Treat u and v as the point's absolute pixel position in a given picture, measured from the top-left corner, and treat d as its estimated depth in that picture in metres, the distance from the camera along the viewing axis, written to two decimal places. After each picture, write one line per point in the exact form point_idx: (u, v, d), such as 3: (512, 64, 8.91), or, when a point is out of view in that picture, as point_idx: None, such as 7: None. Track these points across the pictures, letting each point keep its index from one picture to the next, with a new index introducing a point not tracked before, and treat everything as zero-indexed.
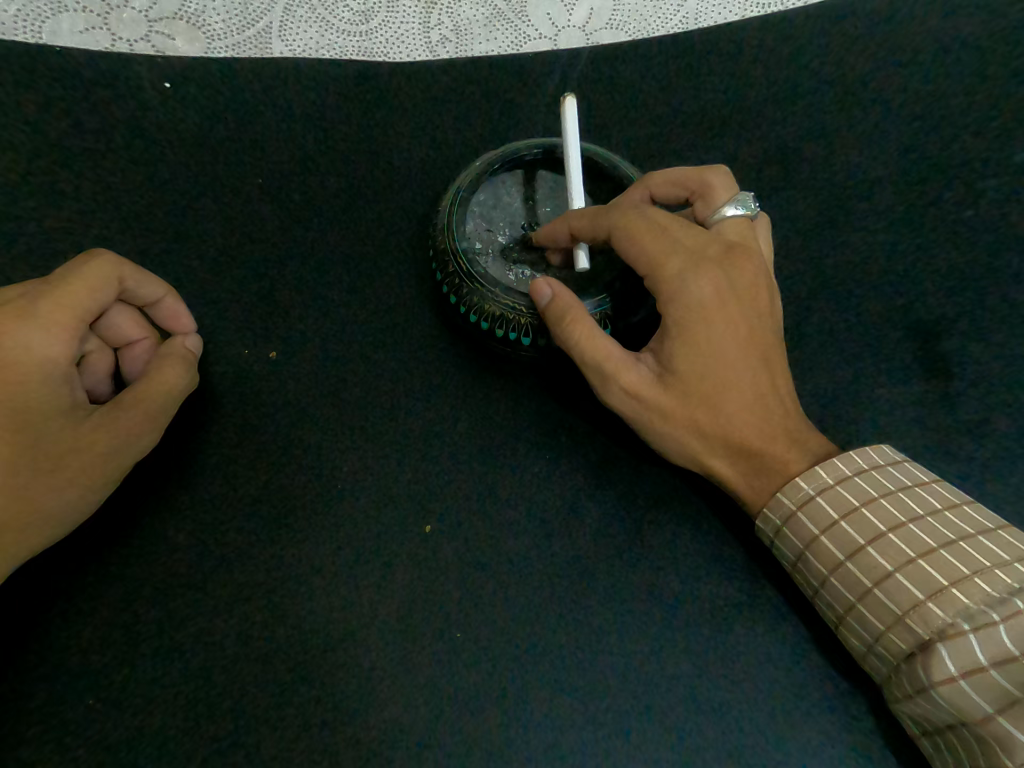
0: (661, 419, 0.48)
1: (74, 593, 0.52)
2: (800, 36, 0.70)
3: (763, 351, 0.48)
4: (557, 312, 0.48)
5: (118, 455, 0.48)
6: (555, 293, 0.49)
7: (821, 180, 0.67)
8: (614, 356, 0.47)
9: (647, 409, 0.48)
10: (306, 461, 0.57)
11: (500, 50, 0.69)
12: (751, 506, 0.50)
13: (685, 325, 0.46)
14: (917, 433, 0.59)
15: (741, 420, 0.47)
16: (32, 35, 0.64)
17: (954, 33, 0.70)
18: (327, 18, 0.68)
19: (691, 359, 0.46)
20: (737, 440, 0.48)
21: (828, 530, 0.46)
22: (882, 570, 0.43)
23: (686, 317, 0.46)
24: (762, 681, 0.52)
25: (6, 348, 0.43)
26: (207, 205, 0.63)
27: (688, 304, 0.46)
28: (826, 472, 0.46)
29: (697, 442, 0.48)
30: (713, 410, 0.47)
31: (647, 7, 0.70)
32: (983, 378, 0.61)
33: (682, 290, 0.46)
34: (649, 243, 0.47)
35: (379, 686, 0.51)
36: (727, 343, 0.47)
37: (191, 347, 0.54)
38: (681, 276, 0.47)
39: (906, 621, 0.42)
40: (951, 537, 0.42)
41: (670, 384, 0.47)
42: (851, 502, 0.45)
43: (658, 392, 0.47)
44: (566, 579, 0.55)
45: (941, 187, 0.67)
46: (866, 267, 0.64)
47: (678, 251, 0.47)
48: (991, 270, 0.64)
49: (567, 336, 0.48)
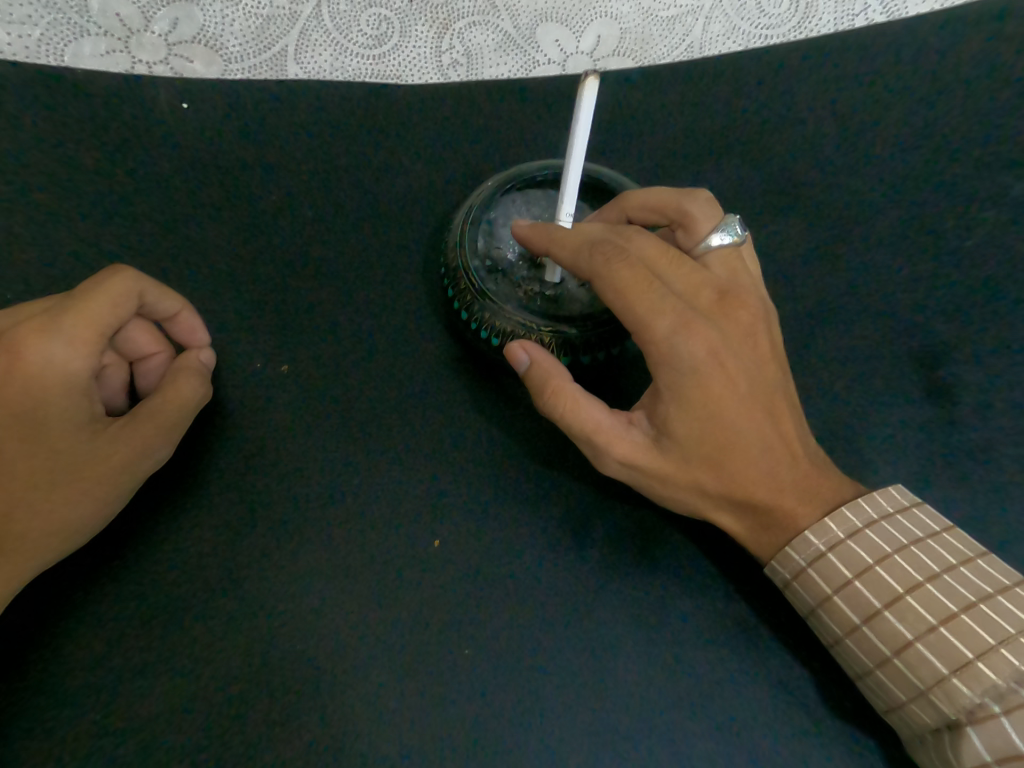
0: (661, 481, 0.48)
1: (83, 608, 0.52)
2: (799, 67, 0.73)
3: (764, 401, 0.48)
4: (538, 382, 0.49)
5: (134, 467, 0.48)
6: (532, 359, 0.50)
7: (819, 209, 0.70)
8: (606, 426, 0.48)
9: (646, 473, 0.49)
10: (315, 475, 0.57)
11: (510, 74, 0.71)
12: (760, 556, 0.51)
13: (678, 386, 0.46)
14: (910, 454, 0.63)
15: (746, 477, 0.48)
16: (55, 58, 0.65)
17: (947, 67, 0.73)
18: (341, 42, 0.69)
19: (688, 424, 0.46)
20: (742, 495, 0.48)
21: (841, 589, 0.47)
22: (903, 638, 0.44)
23: (679, 381, 0.46)
24: (762, 687, 0.54)
25: (30, 362, 0.44)
26: (222, 222, 0.64)
27: (680, 368, 0.46)
28: (837, 526, 0.47)
29: (702, 500, 0.49)
30: (717, 472, 0.47)
31: (653, 35, 0.72)
32: (972, 399, 0.65)
33: (674, 353, 0.46)
34: (637, 300, 0.46)
35: (392, 703, 0.52)
36: (725, 401, 0.46)
37: (205, 361, 0.55)
38: (672, 338, 0.46)
39: (932, 695, 0.43)
40: (971, 599, 0.43)
41: (667, 447, 0.47)
42: (864, 560, 0.46)
43: (655, 458, 0.48)
44: (575, 597, 0.56)
45: (935, 218, 0.70)
46: (862, 292, 0.68)
47: (668, 308, 0.46)
48: (981, 299, 0.68)
49: (552, 406, 0.49)
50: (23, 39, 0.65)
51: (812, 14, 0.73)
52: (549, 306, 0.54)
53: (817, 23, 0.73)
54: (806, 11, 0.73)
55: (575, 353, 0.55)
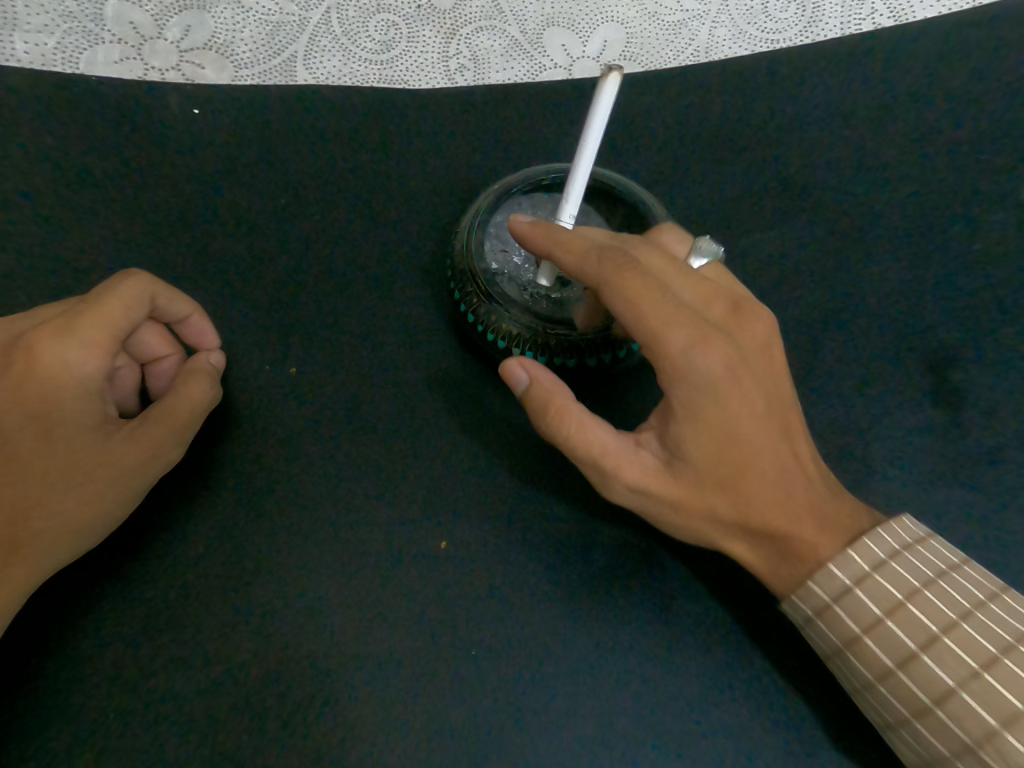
0: (674, 506, 0.48)
1: (96, 606, 0.53)
2: (806, 69, 0.73)
3: (777, 418, 0.48)
4: (540, 403, 0.49)
5: (146, 467, 0.49)
6: (533, 379, 0.50)
7: (829, 210, 0.69)
8: (614, 450, 0.48)
9: (660, 496, 0.48)
10: (322, 477, 0.58)
11: (517, 79, 0.72)
12: (779, 590, 0.50)
13: (693, 403, 0.46)
14: (917, 459, 0.62)
15: (762, 497, 0.47)
16: (70, 65, 0.67)
17: (952, 72, 0.74)
18: (350, 48, 0.70)
19: (704, 445, 0.46)
20: (758, 519, 0.48)
21: (871, 629, 0.46)
22: (943, 684, 0.43)
23: (695, 398, 0.46)
24: (760, 686, 0.56)
25: (47, 364, 0.45)
26: (232, 226, 0.65)
27: (696, 384, 0.46)
28: (861, 558, 0.47)
29: (716, 527, 0.49)
30: (731, 495, 0.47)
31: (659, 39, 0.72)
32: (982, 403, 0.64)
33: (690, 369, 0.45)
34: (650, 311, 0.46)
35: (398, 704, 0.53)
36: (739, 419, 0.46)
37: (215, 363, 0.56)
38: (688, 353, 0.46)
39: (979, 751, 0.42)
40: (1008, 640, 0.43)
41: (679, 469, 0.47)
42: (894, 597, 0.46)
43: (665, 482, 0.48)
44: (580, 598, 0.56)
45: (945, 221, 0.70)
46: (872, 295, 0.67)
47: (684, 321, 0.46)
48: (989, 302, 0.67)
49: (555, 428, 0.49)
50: (39, 47, 0.66)
51: (819, 18, 0.73)
52: (555, 310, 0.55)
53: (824, 26, 0.73)
54: (812, 15, 0.73)
55: (581, 356, 0.56)
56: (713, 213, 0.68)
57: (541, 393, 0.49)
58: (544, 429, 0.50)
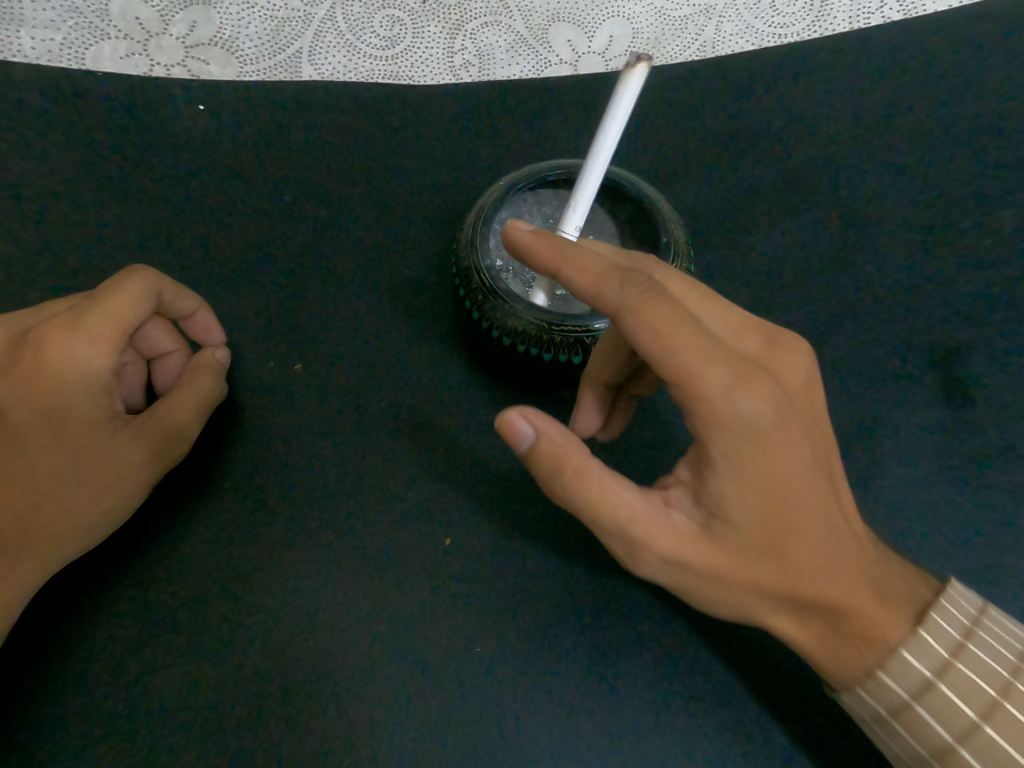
0: (715, 579, 0.43)
1: (103, 601, 0.54)
2: (813, 65, 0.73)
3: (829, 471, 0.42)
4: (555, 461, 0.43)
5: (152, 463, 0.49)
6: (539, 431, 0.44)
7: (838, 206, 0.68)
8: (642, 514, 0.42)
9: (698, 567, 0.42)
10: (327, 474, 0.58)
11: (522, 75, 0.72)
12: (836, 675, 0.45)
13: (735, 457, 0.39)
14: (935, 457, 0.60)
15: (814, 566, 0.41)
16: (75, 61, 0.67)
17: (959, 67, 0.73)
18: (355, 44, 0.70)
19: (749, 507, 0.40)
20: (811, 592, 0.42)
21: (965, 736, 0.41)
22: None
23: (738, 450, 0.39)
24: (768, 689, 0.55)
25: (55, 360, 0.45)
26: (236, 223, 0.65)
27: (738, 433, 0.39)
28: (938, 644, 0.42)
29: (760, 600, 0.44)
30: (778, 563, 0.41)
31: (665, 35, 0.72)
32: (1000, 399, 0.62)
33: (731, 414, 0.39)
34: (681, 344, 0.39)
35: (401, 702, 0.52)
36: (790, 476, 0.40)
37: (220, 359, 0.56)
38: (729, 397, 0.39)
39: None
40: None
41: (719, 534, 0.41)
42: (985, 693, 0.41)
43: (701, 550, 0.42)
44: (584, 596, 0.56)
45: (957, 215, 0.69)
46: (884, 289, 0.65)
47: (722, 360, 0.39)
48: (1007, 295, 0.66)
49: (573, 491, 0.43)
50: (46, 43, 0.66)
51: (826, 14, 0.73)
52: (562, 307, 0.56)
53: (832, 22, 0.73)
54: (820, 9, 0.73)
55: (586, 353, 0.55)
56: (720, 208, 0.68)
57: (552, 447, 0.44)
58: (558, 489, 0.44)
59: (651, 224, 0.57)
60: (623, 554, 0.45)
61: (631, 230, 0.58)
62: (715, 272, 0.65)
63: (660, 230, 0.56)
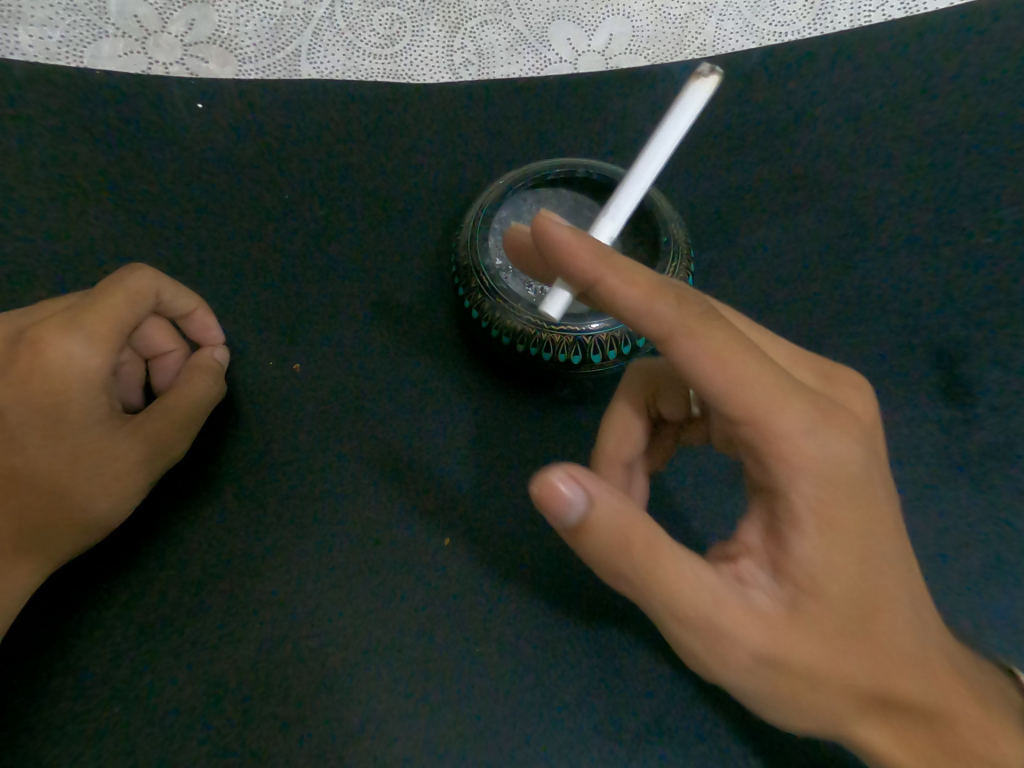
0: (804, 673, 0.39)
1: (102, 601, 0.53)
2: (818, 60, 0.72)
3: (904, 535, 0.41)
4: (625, 537, 0.38)
5: (149, 463, 0.49)
6: (596, 498, 0.38)
7: (841, 204, 0.68)
8: (721, 593, 0.38)
9: (788, 659, 0.38)
10: (326, 473, 0.58)
11: (521, 74, 0.71)
12: None
13: (822, 512, 0.37)
14: (934, 457, 0.60)
15: (902, 642, 0.39)
16: (74, 59, 0.66)
17: (971, 59, 0.71)
18: (354, 42, 0.70)
19: (841, 576, 0.38)
20: (899, 679, 0.39)
21: None
22: None
23: (824, 502, 0.38)
24: None
25: (52, 359, 0.45)
26: (235, 221, 0.65)
27: (823, 483, 0.38)
28: None
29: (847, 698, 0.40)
30: (866, 641, 0.38)
31: (665, 32, 0.72)
32: (1000, 398, 0.62)
33: (817, 459, 0.37)
34: (762, 384, 0.37)
35: (402, 704, 0.52)
36: (878, 537, 0.38)
37: (219, 359, 0.56)
38: (813, 443, 0.37)
39: None
40: None
41: (808, 610, 0.38)
42: None
43: (788, 633, 0.38)
44: (586, 595, 0.56)
45: (965, 213, 0.67)
46: (885, 290, 0.65)
47: (804, 403, 0.38)
48: (1012, 295, 0.65)
49: (642, 569, 0.38)
50: (43, 41, 0.66)
51: (828, 11, 0.72)
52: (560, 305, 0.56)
53: (832, 20, 0.72)
54: (821, 7, 0.72)
55: (585, 351, 0.55)
56: (720, 207, 0.67)
57: (613, 517, 0.38)
58: (624, 568, 0.38)
59: (651, 223, 0.57)
60: (696, 650, 0.40)
61: (632, 229, 0.58)
62: (714, 272, 0.65)
63: (660, 230, 0.56)
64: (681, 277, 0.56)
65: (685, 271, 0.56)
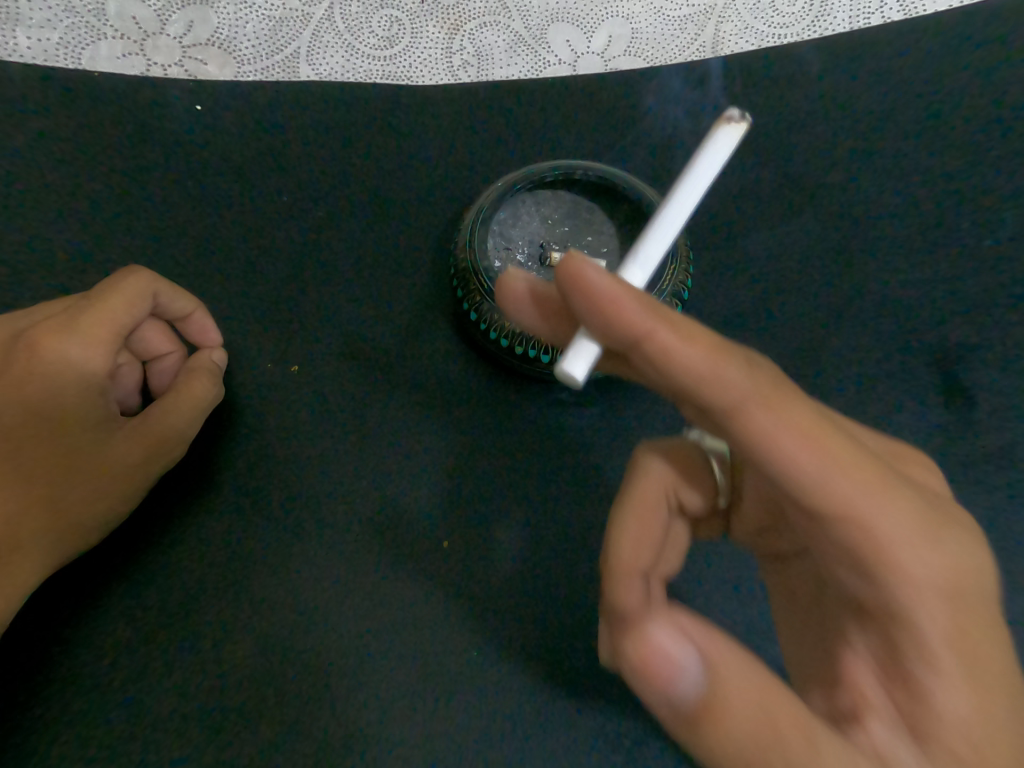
0: None
1: (99, 604, 0.53)
2: (817, 62, 0.72)
3: None
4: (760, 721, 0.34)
5: (146, 466, 0.49)
6: (705, 668, 0.36)
7: (839, 206, 0.68)
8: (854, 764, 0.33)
9: None
10: (325, 475, 0.58)
11: (521, 75, 0.71)
12: None
13: (946, 632, 0.33)
14: (925, 460, 0.61)
15: None
16: (72, 61, 0.66)
17: (971, 61, 0.71)
18: (353, 44, 0.70)
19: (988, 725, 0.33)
20: None
21: None
22: None
23: (950, 620, 0.33)
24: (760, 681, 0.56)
25: (48, 362, 0.44)
26: (234, 223, 0.65)
27: (947, 601, 0.34)
28: None
29: None
30: None
31: (665, 34, 0.72)
32: (991, 401, 0.63)
33: (934, 558, 0.34)
34: (864, 474, 0.34)
35: (401, 703, 0.53)
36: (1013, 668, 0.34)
37: (217, 361, 0.56)
38: (929, 547, 0.34)
39: None
40: None
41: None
42: None
43: None
44: (584, 596, 0.56)
45: (961, 217, 0.68)
46: (882, 294, 0.65)
47: (910, 500, 0.35)
48: (1005, 299, 0.66)
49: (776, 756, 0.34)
50: (42, 42, 0.66)
51: (827, 12, 0.72)
52: None
53: (832, 22, 0.72)
54: (820, 8, 0.72)
55: None
56: (720, 208, 0.67)
57: (733, 677, 0.36)
58: (771, 758, 0.34)
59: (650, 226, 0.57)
60: None
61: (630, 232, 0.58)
62: (713, 274, 0.65)
63: None
64: (680, 280, 0.56)
65: (683, 274, 0.56)
